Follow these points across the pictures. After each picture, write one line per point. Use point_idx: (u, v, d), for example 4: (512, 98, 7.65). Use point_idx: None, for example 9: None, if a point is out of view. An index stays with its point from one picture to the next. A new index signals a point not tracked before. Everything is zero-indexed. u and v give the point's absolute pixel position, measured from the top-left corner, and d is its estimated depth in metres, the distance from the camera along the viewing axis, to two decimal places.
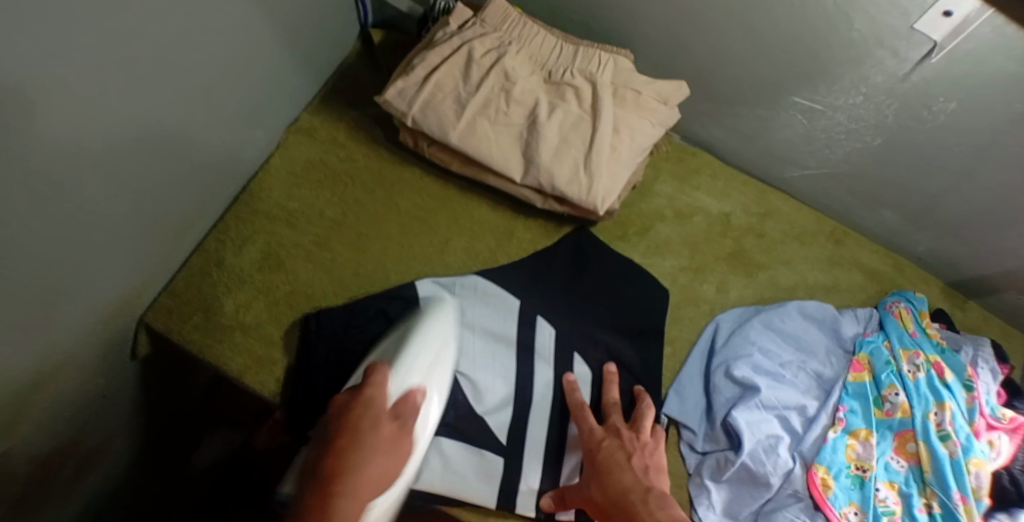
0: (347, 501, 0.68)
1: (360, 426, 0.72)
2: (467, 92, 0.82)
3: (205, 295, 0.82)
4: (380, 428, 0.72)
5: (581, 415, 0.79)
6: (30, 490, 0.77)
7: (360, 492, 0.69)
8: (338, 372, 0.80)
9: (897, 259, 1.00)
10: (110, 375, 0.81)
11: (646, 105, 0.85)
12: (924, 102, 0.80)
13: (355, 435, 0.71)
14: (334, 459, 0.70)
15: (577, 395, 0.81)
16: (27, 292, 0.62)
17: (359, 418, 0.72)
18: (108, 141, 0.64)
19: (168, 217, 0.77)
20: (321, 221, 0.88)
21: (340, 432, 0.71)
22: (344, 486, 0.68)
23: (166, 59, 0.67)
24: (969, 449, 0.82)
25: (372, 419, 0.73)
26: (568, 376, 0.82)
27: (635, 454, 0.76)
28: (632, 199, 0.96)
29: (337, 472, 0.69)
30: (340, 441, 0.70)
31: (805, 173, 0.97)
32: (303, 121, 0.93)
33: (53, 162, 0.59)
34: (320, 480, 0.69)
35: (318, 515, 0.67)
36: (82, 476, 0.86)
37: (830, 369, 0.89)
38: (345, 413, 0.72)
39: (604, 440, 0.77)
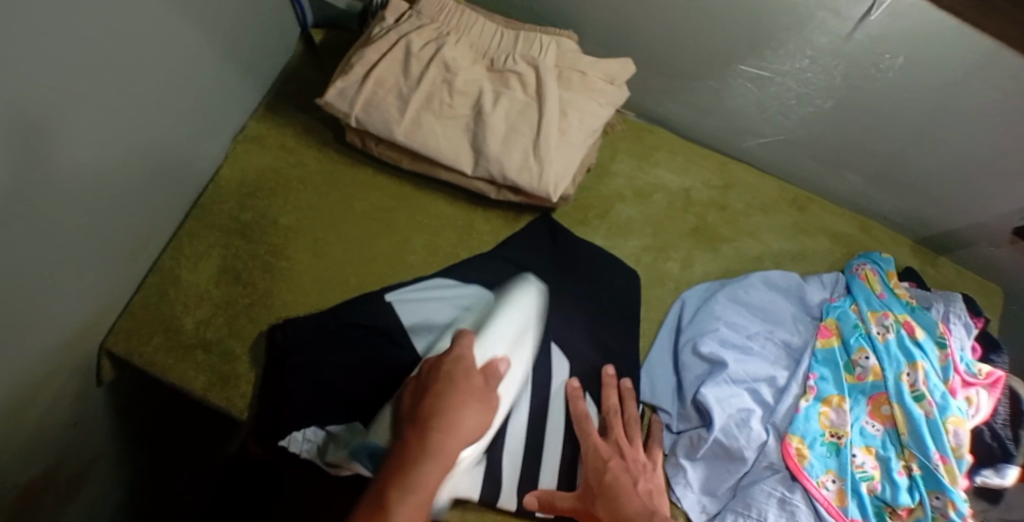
0: (445, 443, 0.64)
1: (453, 375, 0.69)
2: (408, 87, 0.80)
3: (164, 315, 0.81)
4: (471, 378, 0.70)
5: (585, 430, 0.78)
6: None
7: (452, 434, 0.65)
8: (308, 384, 0.78)
9: (863, 220, 1.00)
10: (78, 403, 0.80)
11: (594, 86, 0.84)
12: (873, 60, 0.79)
13: (452, 383, 0.68)
14: (432, 401, 0.67)
15: (581, 404, 0.80)
16: None
17: (450, 369, 0.70)
18: (51, 174, 0.62)
19: (120, 240, 0.76)
20: (275, 229, 0.86)
21: (437, 378, 0.69)
22: (443, 425, 0.65)
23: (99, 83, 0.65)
24: (946, 408, 0.82)
25: (462, 370, 0.70)
26: (573, 383, 0.81)
27: (641, 478, 0.76)
28: (591, 182, 0.95)
29: (439, 415, 0.66)
30: (436, 387, 0.68)
31: (762, 141, 0.96)
32: (250, 129, 0.91)
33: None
34: (418, 422, 0.66)
35: (416, 451, 0.64)
36: (69, 503, 0.86)
37: (798, 337, 0.89)
38: (439, 363, 0.71)
39: (610, 460, 0.76)
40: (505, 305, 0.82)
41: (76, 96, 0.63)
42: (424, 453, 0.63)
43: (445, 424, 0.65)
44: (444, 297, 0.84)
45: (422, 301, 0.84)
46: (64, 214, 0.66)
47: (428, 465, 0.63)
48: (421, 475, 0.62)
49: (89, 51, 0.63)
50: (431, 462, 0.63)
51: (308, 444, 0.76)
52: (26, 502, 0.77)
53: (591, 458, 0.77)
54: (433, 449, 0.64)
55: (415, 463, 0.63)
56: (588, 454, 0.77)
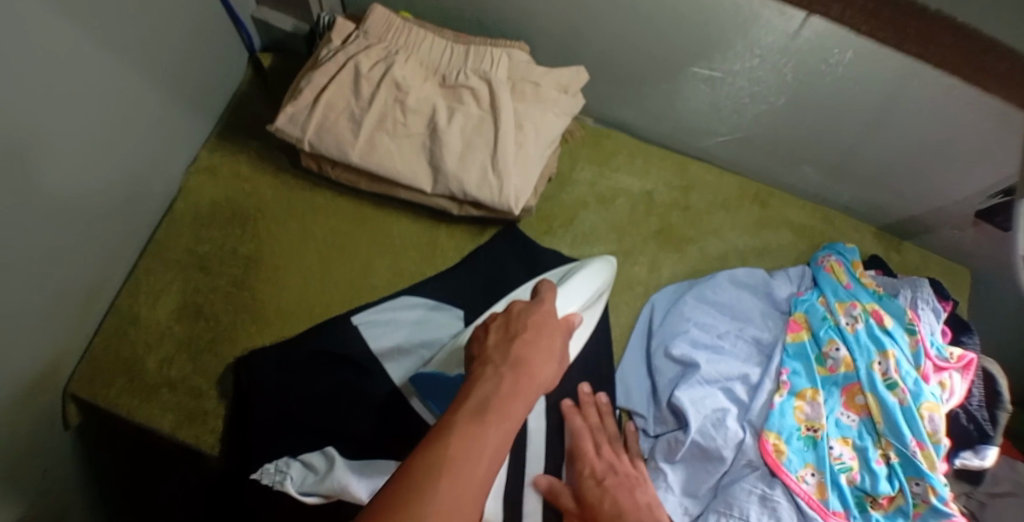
0: (533, 378, 0.57)
1: (542, 325, 0.64)
2: (360, 109, 0.80)
3: (125, 356, 0.79)
4: (555, 336, 0.64)
5: (580, 452, 0.79)
6: None
7: (540, 372, 0.59)
8: (287, 410, 0.77)
9: (825, 211, 1.00)
10: (44, 452, 0.78)
11: (547, 96, 0.84)
12: (822, 56, 0.79)
13: (539, 333, 0.62)
14: (524, 344, 0.60)
15: (576, 423, 0.80)
16: None
17: (539, 320, 0.64)
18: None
19: (74, 284, 0.74)
20: (236, 259, 0.85)
21: (523, 325, 0.63)
22: (529, 366, 0.58)
23: (41, 132, 0.64)
24: (919, 395, 0.83)
25: (548, 324, 0.64)
26: (567, 402, 0.82)
27: (638, 489, 0.77)
28: (552, 191, 0.94)
29: (530, 355, 0.59)
30: (524, 333, 0.62)
31: (719, 140, 0.96)
32: (203, 160, 0.90)
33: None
34: (510, 355, 0.58)
35: (506, 380, 0.55)
36: None
37: (768, 333, 0.89)
38: (528, 312, 0.65)
39: (606, 478, 0.77)
40: (583, 273, 0.84)
41: (16, 149, 0.61)
42: (515, 382, 0.55)
43: (531, 365, 0.59)
44: (411, 319, 0.84)
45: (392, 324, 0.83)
46: (15, 268, 0.64)
47: (518, 400, 0.54)
48: (515, 400, 0.54)
49: (25, 100, 0.61)
50: (521, 392, 0.55)
51: (280, 476, 0.74)
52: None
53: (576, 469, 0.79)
54: (521, 385, 0.55)
55: (505, 388, 0.54)
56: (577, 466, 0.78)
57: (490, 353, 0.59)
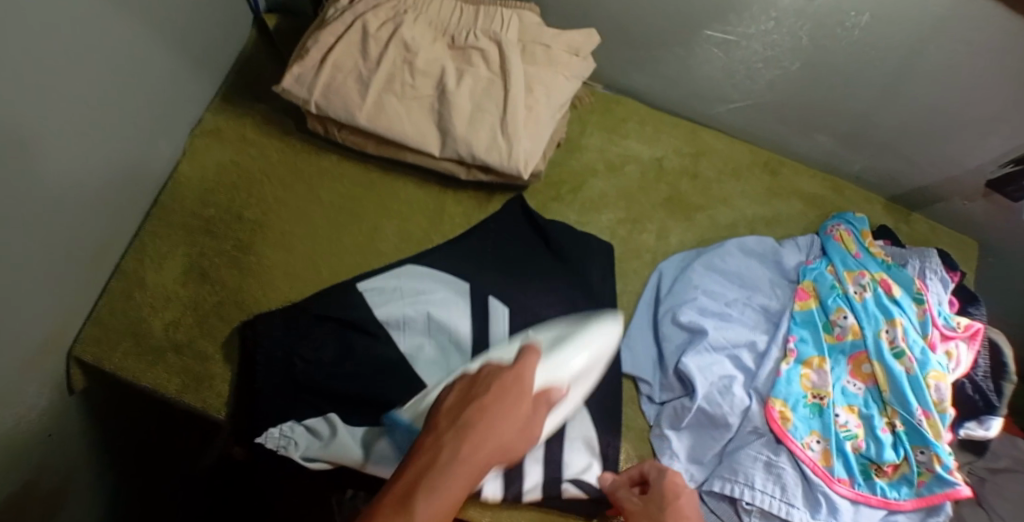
0: (470, 456, 0.57)
1: (506, 390, 0.63)
2: (368, 69, 0.78)
3: (130, 319, 0.78)
4: (522, 403, 0.63)
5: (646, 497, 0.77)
6: None
7: (488, 449, 0.58)
8: (290, 378, 0.77)
9: (835, 181, 1.00)
10: (48, 413, 0.77)
11: (558, 58, 0.83)
12: (838, 19, 0.79)
13: (502, 398, 0.62)
14: (477, 413, 0.60)
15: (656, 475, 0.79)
16: None
17: (508, 381, 0.64)
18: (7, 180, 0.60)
19: (77, 243, 0.73)
20: (241, 224, 0.84)
21: (489, 385, 0.63)
22: (479, 437, 0.58)
23: (57, 82, 0.64)
24: (926, 363, 0.83)
25: (517, 386, 0.63)
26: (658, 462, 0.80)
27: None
28: (561, 157, 0.93)
29: (480, 428, 0.59)
30: (484, 396, 0.61)
31: (731, 107, 0.95)
32: (207, 122, 0.89)
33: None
34: (458, 427, 0.59)
35: (447, 460, 0.56)
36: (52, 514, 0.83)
37: (776, 301, 0.89)
38: (498, 372, 0.64)
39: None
40: (585, 335, 0.77)
41: (28, 98, 0.60)
42: (454, 462, 0.56)
43: (480, 438, 0.58)
44: (419, 288, 0.82)
45: (406, 295, 0.82)
46: (26, 220, 0.64)
47: (452, 481, 0.55)
48: (450, 484, 0.55)
49: (41, 49, 0.60)
50: (462, 471, 0.56)
51: (285, 440, 0.74)
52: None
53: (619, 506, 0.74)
54: (462, 463, 0.56)
55: (437, 471, 0.55)
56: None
57: (441, 425, 0.60)
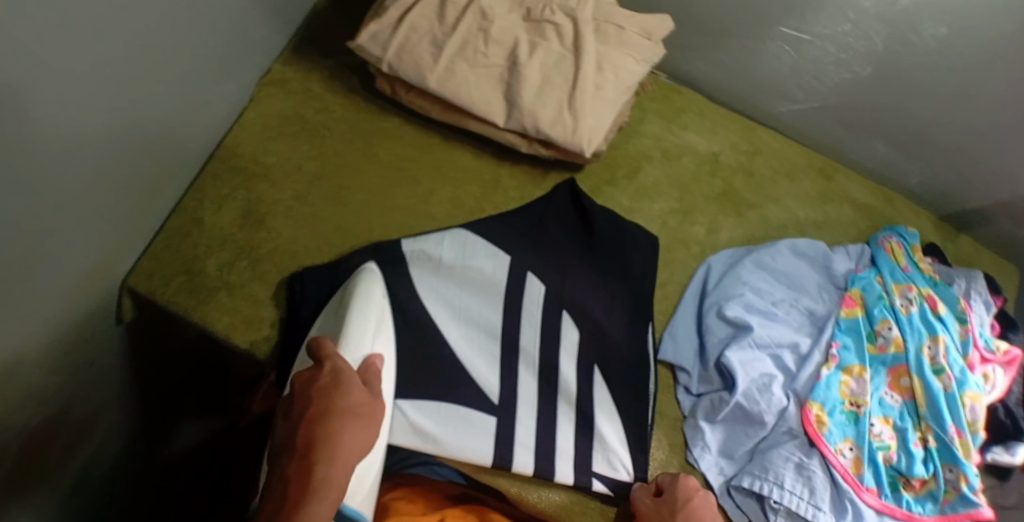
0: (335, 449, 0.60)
1: (325, 395, 0.63)
2: (443, 33, 0.79)
3: (186, 257, 0.80)
4: (351, 394, 0.63)
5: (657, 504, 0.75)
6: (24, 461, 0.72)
7: (348, 455, 0.60)
8: None
9: (887, 192, 0.98)
10: (92, 341, 0.77)
11: (630, 40, 0.82)
12: (916, 27, 0.79)
13: (329, 403, 0.62)
14: (308, 428, 0.60)
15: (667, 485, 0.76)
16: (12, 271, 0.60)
17: (328, 383, 0.64)
18: (82, 97, 0.60)
19: (142, 176, 0.74)
20: (300, 175, 0.85)
21: (313, 395, 0.63)
22: (311, 458, 0.59)
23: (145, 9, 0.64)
24: (964, 383, 0.83)
25: (338, 387, 0.63)
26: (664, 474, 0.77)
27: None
28: (619, 140, 0.93)
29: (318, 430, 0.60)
30: (313, 410, 0.62)
31: (794, 108, 0.95)
32: (275, 73, 0.89)
33: (27, 133, 0.55)
34: (294, 452, 0.60)
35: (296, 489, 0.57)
36: (76, 446, 0.82)
37: (822, 305, 0.89)
38: (314, 379, 0.64)
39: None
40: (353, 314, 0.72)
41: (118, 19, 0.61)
42: (309, 487, 0.57)
43: (326, 454, 0.59)
44: (472, 258, 0.81)
45: (460, 256, 0.81)
46: (96, 141, 0.64)
47: (316, 504, 0.57)
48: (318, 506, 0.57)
49: None
50: (326, 488, 0.58)
51: None
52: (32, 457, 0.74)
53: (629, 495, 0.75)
54: (320, 480, 0.58)
55: (309, 497, 0.57)
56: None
57: (283, 441, 0.62)
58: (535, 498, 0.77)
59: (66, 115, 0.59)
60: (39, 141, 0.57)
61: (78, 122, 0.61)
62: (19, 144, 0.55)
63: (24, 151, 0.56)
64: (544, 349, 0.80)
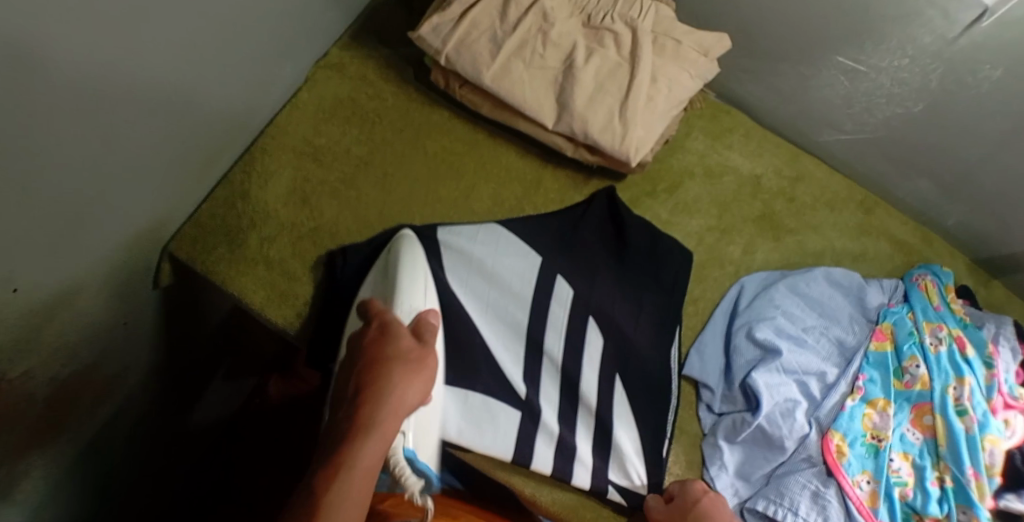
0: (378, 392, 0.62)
1: (372, 346, 0.66)
2: (503, 32, 0.80)
3: (229, 227, 0.81)
4: (399, 343, 0.66)
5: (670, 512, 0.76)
6: (55, 417, 0.72)
7: (400, 400, 0.63)
8: None
9: (926, 231, 0.98)
10: (132, 301, 0.78)
11: (686, 56, 0.83)
12: (971, 68, 0.79)
13: (377, 352, 0.65)
14: (362, 378, 0.64)
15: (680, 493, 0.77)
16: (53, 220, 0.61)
17: (374, 336, 0.67)
18: (143, 56, 0.62)
19: (196, 144, 0.75)
20: (347, 158, 0.86)
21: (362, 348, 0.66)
22: (363, 401, 0.62)
23: None
24: (985, 426, 0.82)
25: (387, 340, 0.66)
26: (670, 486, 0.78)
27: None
28: (664, 154, 0.94)
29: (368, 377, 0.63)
30: (360, 362, 0.65)
31: (841, 138, 0.95)
32: (332, 56, 0.90)
33: (84, 83, 0.57)
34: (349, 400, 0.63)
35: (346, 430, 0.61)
36: (102, 405, 0.81)
37: (852, 337, 0.88)
38: (360, 337, 0.67)
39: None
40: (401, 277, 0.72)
41: None
42: (357, 427, 0.60)
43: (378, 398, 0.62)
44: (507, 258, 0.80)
45: (494, 254, 0.80)
46: (155, 101, 0.66)
47: (363, 442, 0.59)
48: (365, 447, 0.59)
49: None
50: (373, 429, 0.60)
51: None
52: (75, 408, 0.76)
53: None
54: (368, 422, 0.60)
55: (356, 437, 0.60)
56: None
57: (340, 391, 0.65)
58: (549, 500, 0.77)
59: (124, 70, 0.60)
60: (96, 93, 0.58)
61: (137, 81, 0.62)
62: (73, 92, 0.56)
63: (78, 100, 0.57)
64: (573, 352, 0.80)
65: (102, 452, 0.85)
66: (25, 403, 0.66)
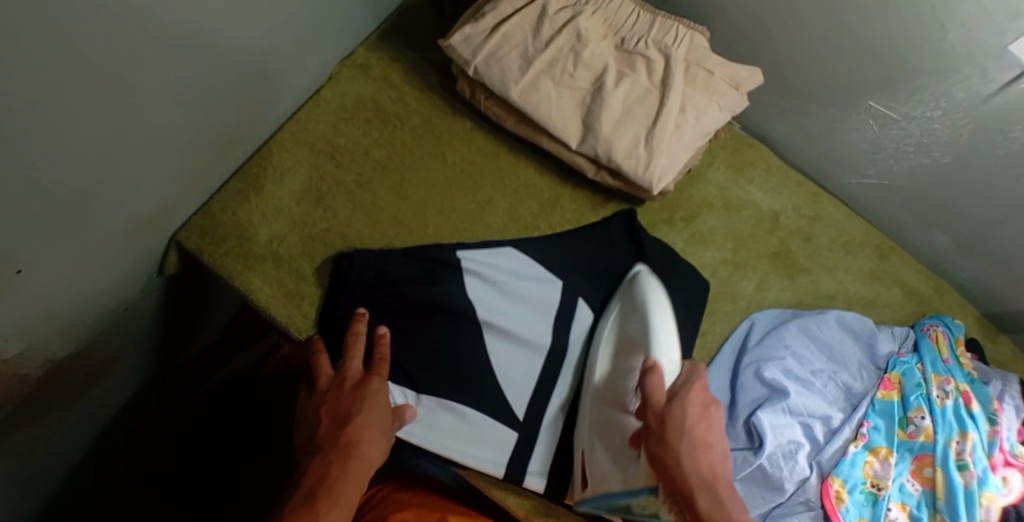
0: (373, 423, 0.69)
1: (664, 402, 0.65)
2: (535, 48, 0.79)
3: (240, 221, 0.79)
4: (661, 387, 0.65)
5: None
6: (41, 396, 0.70)
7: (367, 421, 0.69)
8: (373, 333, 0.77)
9: (938, 281, 0.97)
10: (134, 286, 0.76)
11: (717, 87, 0.82)
12: (1001, 127, 0.78)
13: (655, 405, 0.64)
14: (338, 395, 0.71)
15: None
16: (59, 205, 0.59)
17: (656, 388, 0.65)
18: (166, 42, 0.60)
19: (215, 133, 0.74)
20: (366, 161, 0.85)
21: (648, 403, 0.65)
22: (355, 447, 0.67)
23: None
24: (985, 482, 0.80)
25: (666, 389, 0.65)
26: None
27: None
28: (684, 183, 0.93)
29: (362, 401, 0.70)
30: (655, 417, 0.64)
31: (863, 181, 0.94)
32: (359, 56, 0.89)
33: (103, 66, 0.55)
34: (341, 447, 0.67)
35: (324, 482, 0.65)
36: (93, 386, 0.79)
37: (859, 383, 0.88)
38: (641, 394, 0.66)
39: None
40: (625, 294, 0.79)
41: None
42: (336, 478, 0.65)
43: (361, 421, 0.69)
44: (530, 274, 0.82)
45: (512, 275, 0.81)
46: (175, 85, 0.64)
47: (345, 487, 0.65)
48: (343, 492, 0.64)
49: None
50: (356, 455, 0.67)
51: None
52: (68, 388, 0.74)
53: (698, 390, 0.66)
54: (343, 468, 0.66)
55: (344, 485, 0.65)
56: (680, 431, 0.63)
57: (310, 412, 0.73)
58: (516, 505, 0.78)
59: (148, 53, 0.59)
60: (116, 72, 0.57)
61: (159, 68, 0.61)
62: (93, 72, 0.55)
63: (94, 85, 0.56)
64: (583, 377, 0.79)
65: (90, 434, 0.83)
66: (17, 382, 0.65)
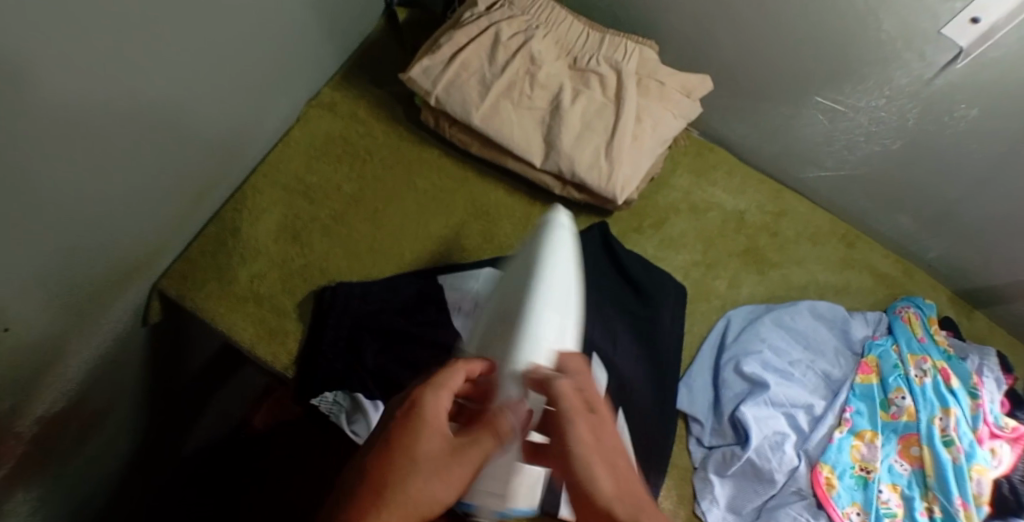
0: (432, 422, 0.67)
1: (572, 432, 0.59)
2: (492, 74, 0.83)
3: (220, 264, 0.81)
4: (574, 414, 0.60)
5: None
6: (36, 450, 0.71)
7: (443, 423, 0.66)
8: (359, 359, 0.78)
9: (907, 264, 1.00)
10: (122, 337, 0.78)
11: (670, 96, 0.85)
12: (946, 107, 0.82)
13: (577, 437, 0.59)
14: None
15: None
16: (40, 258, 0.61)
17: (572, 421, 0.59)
18: (136, 94, 0.63)
19: (190, 179, 0.76)
20: (338, 195, 0.87)
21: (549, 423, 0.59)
22: None
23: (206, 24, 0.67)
24: (972, 455, 0.82)
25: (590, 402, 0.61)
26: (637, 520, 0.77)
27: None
28: (649, 191, 0.96)
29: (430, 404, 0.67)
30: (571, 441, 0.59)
31: (822, 174, 0.97)
32: (325, 96, 0.92)
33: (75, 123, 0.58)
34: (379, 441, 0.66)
35: None
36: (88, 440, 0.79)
37: (838, 370, 0.89)
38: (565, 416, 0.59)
39: None
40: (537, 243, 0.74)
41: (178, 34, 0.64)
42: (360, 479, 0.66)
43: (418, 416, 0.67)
44: None
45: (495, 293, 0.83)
46: (147, 136, 0.67)
47: None
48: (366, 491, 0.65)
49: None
50: None
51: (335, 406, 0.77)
52: (65, 441, 0.75)
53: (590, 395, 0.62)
54: None
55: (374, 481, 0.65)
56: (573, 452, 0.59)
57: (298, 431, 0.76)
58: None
59: (119, 105, 0.61)
60: (88, 126, 0.59)
61: (129, 120, 0.63)
62: (63, 128, 0.57)
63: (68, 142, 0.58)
64: None
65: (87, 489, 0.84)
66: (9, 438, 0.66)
